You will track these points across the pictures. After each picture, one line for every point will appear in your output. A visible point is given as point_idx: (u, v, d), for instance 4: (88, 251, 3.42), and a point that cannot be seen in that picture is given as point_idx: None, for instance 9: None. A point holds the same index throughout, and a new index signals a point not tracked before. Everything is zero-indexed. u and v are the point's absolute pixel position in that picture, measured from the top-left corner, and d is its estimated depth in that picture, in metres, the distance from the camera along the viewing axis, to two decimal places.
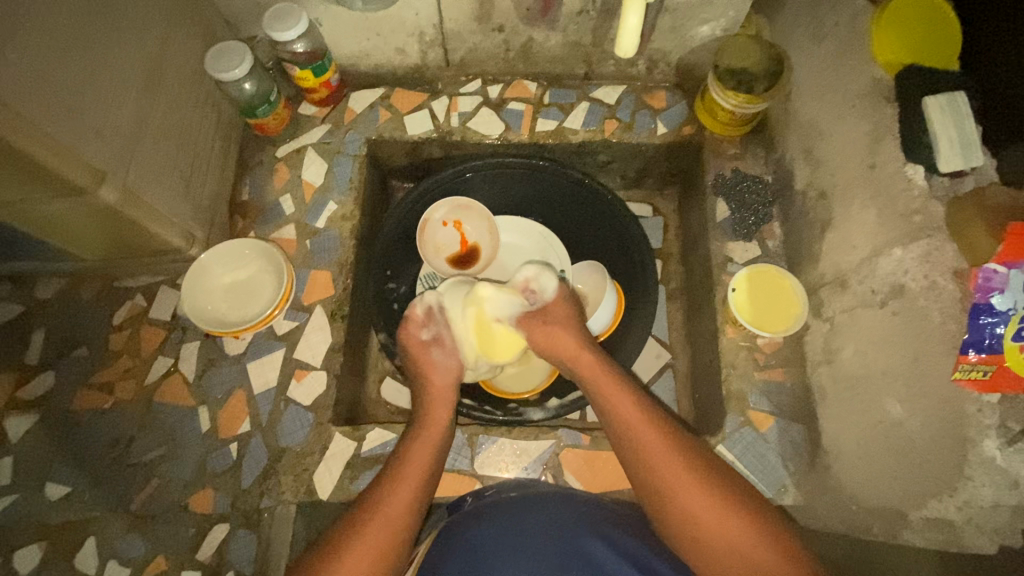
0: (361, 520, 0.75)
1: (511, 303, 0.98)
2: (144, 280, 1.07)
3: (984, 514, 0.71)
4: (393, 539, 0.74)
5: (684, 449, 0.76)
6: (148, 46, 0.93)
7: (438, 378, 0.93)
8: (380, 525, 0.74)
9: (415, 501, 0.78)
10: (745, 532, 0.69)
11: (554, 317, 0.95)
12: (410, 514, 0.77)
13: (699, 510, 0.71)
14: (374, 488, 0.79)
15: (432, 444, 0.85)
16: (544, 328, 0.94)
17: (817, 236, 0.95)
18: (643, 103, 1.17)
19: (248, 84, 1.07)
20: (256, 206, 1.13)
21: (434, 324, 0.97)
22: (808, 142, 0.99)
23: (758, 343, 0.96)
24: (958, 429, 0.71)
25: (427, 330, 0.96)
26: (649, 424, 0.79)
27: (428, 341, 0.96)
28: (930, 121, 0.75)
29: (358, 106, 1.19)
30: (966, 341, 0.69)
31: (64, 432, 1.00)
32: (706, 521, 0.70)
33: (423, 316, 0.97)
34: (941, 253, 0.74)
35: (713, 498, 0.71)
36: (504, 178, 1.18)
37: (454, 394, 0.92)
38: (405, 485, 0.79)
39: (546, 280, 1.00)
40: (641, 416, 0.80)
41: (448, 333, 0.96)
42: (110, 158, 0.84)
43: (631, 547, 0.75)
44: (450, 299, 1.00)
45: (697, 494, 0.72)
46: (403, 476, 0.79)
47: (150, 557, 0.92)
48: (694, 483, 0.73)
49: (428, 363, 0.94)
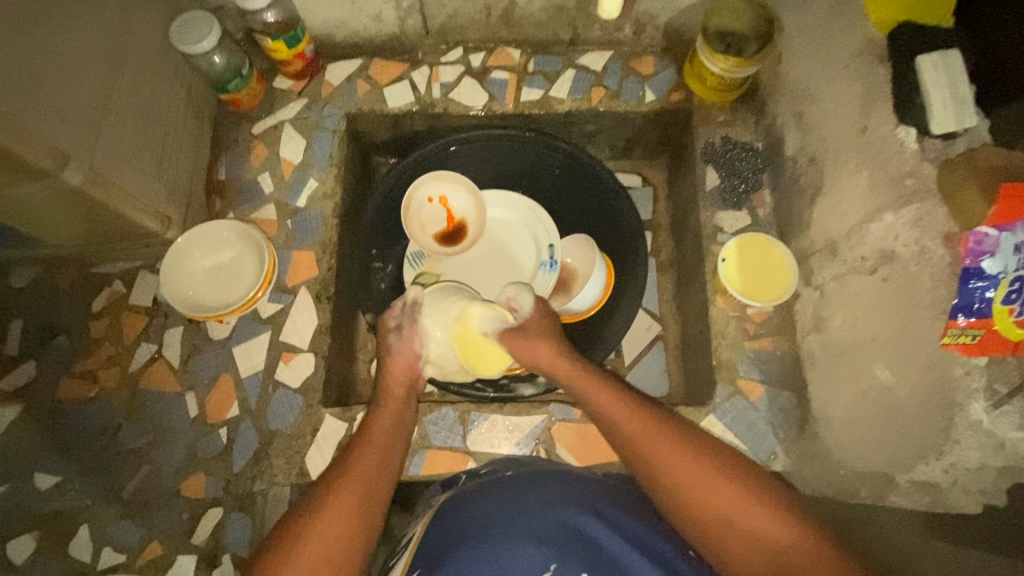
0: (333, 483, 0.74)
1: (496, 319, 0.91)
2: (121, 266, 1.04)
3: (970, 475, 0.71)
4: (366, 500, 0.74)
5: (668, 431, 0.76)
6: (107, 17, 0.88)
7: (398, 362, 0.89)
8: (352, 486, 0.74)
9: (380, 472, 0.78)
10: (733, 497, 0.70)
11: (535, 331, 0.88)
12: (380, 481, 0.77)
13: (688, 484, 0.71)
14: (342, 457, 0.79)
15: (395, 416, 0.85)
16: (525, 344, 0.87)
17: (807, 204, 0.93)
18: (631, 70, 1.14)
19: (218, 57, 1.01)
20: (234, 186, 1.09)
21: (404, 314, 0.93)
22: (798, 106, 0.96)
23: (748, 313, 0.96)
24: (946, 394, 0.70)
25: (395, 318, 0.92)
26: (632, 413, 0.78)
27: (393, 327, 0.92)
28: (922, 83, 0.74)
29: (335, 79, 1.15)
30: (955, 306, 0.68)
31: (50, 422, 0.98)
32: (706, 497, 0.70)
33: (401, 305, 0.93)
34: (932, 218, 0.73)
35: (699, 470, 0.72)
36: (489, 150, 1.15)
37: (411, 377, 0.89)
38: (376, 456, 0.79)
39: (523, 300, 0.93)
40: (622, 408, 0.79)
41: (412, 325, 0.92)
42: (73, 138, 0.81)
43: (620, 516, 0.74)
44: (433, 297, 0.94)
45: (686, 469, 0.72)
46: (370, 444, 0.80)
47: (144, 543, 0.91)
48: (682, 460, 0.73)
49: (387, 349, 0.91)
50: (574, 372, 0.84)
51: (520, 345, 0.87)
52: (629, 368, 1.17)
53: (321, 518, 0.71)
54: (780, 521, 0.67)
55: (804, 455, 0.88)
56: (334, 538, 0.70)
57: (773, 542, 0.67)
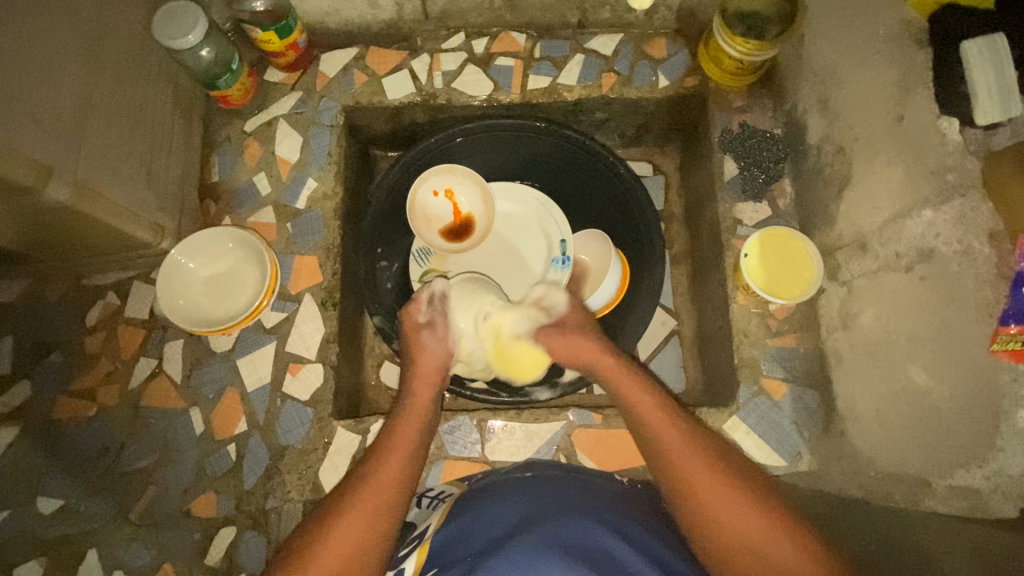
0: (353, 492, 0.72)
1: (525, 320, 0.91)
2: (113, 277, 0.99)
3: (1012, 482, 0.69)
4: (384, 510, 0.72)
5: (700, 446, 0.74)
6: (82, 13, 0.81)
7: (424, 361, 0.87)
8: (369, 494, 0.72)
9: (400, 486, 0.74)
10: (745, 521, 0.68)
11: (572, 326, 0.89)
12: (403, 491, 0.74)
13: (706, 500, 0.70)
14: (364, 461, 0.77)
15: (419, 421, 0.81)
16: (562, 335, 0.88)
17: (832, 196, 0.89)
18: (642, 53, 1.08)
19: (206, 51, 0.93)
20: (228, 188, 1.03)
21: (434, 308, 0.91)
22: (824, 91, 0.91)
23: (770, 309, 0.92)
24: (992, 400, 0.69)
25: (425, 312, 0.91)
26: (662, 416, 0.77)
27: (424, 323, 0.90)
28: (969, 69, 0.72)
29: (330, 70, 1.08)
30: (1005, 313, 0.68)
31: (51, 443, 0.94)
32: (726, 519, 0.68)
33: (428, 299, 0.92)
34: (975, 215, 0.72)
35: (720, 490, 0.70)
36: (496, 142, 1.10)
37: (440, 376, 0.87)
38: (393, 465, 0.75)
39: (556, 296, 0.94)
40: (658, 413, 0.77)
41: (446, 320, 0.90)
42: (57, 149, 0.76)
43: (634, 528, 0.72)
44: (461, 291, 0.93)
45: (708, 486, 0.71)
46: (391, 449, 0.77)
47: (156, 564, 0.89)
48: (706, 477, 0.71)
49: (417, 346, 0.89)
50: (615, 368, 0.83)
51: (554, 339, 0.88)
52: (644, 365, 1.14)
53: (338, 529, 0.69)
54: (790, 547, 0.66)
55: (829, 455, 0.86)
56: (353, 547, 0.69)
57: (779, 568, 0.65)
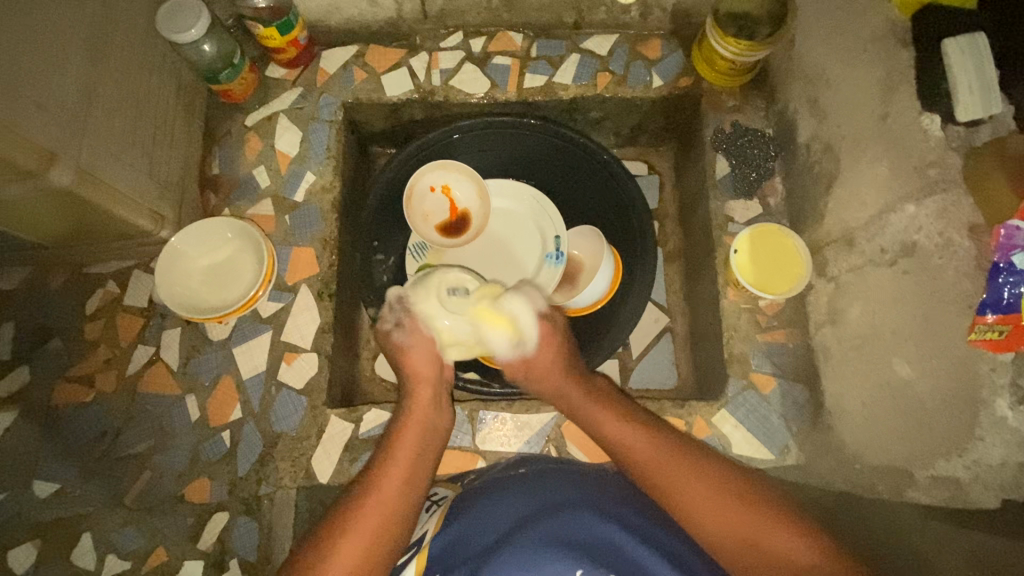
0: (356, 500, 0.74)
1: (504, 339, 0.83)
2: (115, 265, 1.01)
3: (992, 471, 0.71)
4: (389, 517, 0.73)
5: (675, 449, 0.75)
6: (88, 8, 0.83)
7: (415, 361, 0.85)
8: (374, 500, 0.73)
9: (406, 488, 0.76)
10: (731, 513, 0.68)
11: (541, 365, 0.86)
12: (410, 493, 0.76)
13: (689, 498, 0.70)
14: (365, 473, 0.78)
15: (420, 424, 0.82)
16: (531, 370, 0.87)
17: (821, 193, 0.91)
18: (636, 53, 1.10)
19: (208, 46, 0.96)
20: (229, 180, 1.05)
21: (396, 311, 0.88)
22: (813, 92, 0.93)
23: (759, 305, 0.93)
24: (971, 390, 0.71)
25: (389, 318, 0.88)
26: (636, 432, 0.78)
27: (391, 327, 0.87)
28: (949, 63, 0.74)
29: (330, 67, 1.10)
30: (983, 302, 0.69)
31: (46, 428, 0.95)
32: (719, 518, 0.68)
33: (389, 306, 0.89)
34: (957, 207, 0.74)
35: (700, 484, 0.71)
36: (492, 139, 1.12)
37: (435, 368, 0.85)
38: (395, 467, 0.77)
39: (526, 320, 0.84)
40: (616, 422, 0.80)
41: (410, 316, 0.86)
42: (59, 136, 0.77)
43: (631, 517, 0.73)
44: (417, 285, 0.87)
45: (689, 485, 0.71)
46: (392, 455, 0.78)
47: (150, 549, 0.90)
48: (681, 472, 0.73)
49: (397, 349, 0.87)
50: (572, 389, 0.85)
51: (520, 371, 0.87)
52: (636, 362, 1.15)
53: (345, 536, 0.71)
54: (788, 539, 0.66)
55: (817, 449, 0.86)
56: (361, 551, 0.70)
57: (778, 559, 0.65)
